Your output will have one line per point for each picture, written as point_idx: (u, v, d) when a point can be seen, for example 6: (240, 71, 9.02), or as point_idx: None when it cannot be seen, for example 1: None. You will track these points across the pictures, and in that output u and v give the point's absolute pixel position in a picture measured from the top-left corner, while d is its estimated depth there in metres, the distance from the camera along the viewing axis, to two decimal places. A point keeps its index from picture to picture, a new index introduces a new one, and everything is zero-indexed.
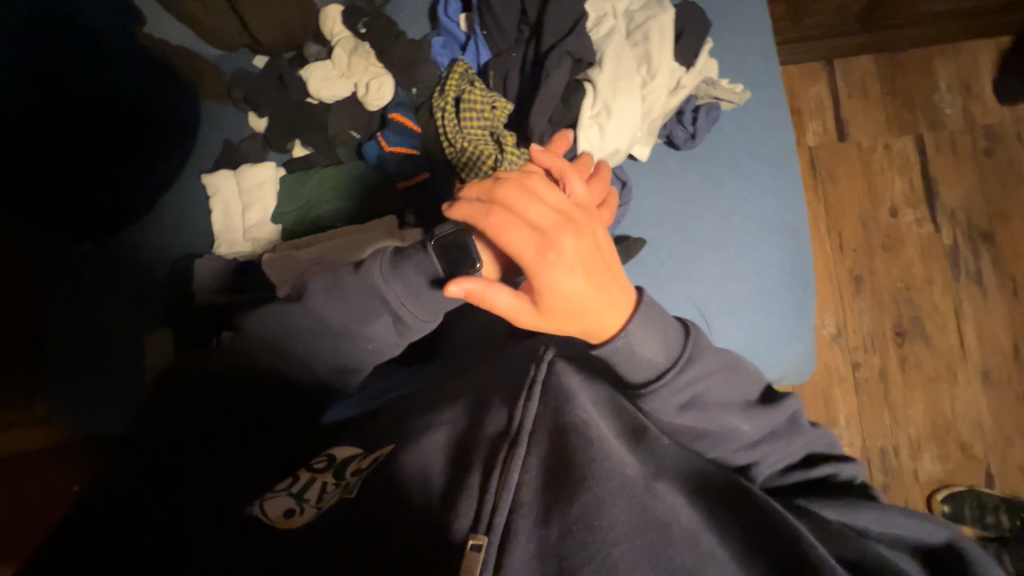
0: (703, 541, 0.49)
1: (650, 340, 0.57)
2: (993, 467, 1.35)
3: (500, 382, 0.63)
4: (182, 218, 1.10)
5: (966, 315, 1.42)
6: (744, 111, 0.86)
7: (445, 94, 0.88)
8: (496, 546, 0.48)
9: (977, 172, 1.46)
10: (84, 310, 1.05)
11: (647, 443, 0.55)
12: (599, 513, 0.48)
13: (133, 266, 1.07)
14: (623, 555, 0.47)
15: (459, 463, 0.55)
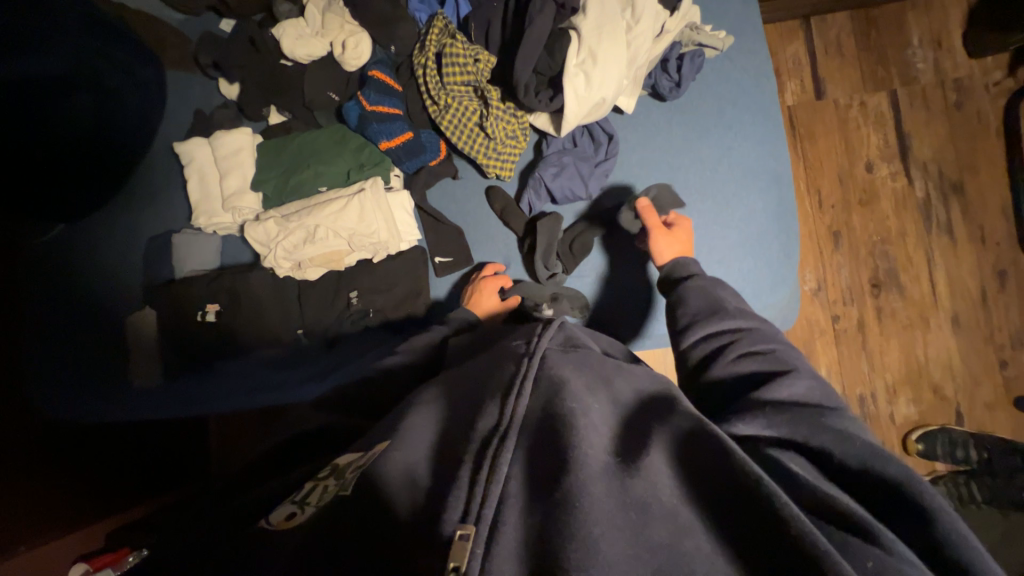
0: (681, 515, 0.43)
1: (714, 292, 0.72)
2: (962, 407, 1.43)
3: (487, 375, 0.58)
4: (158, 194, 1.07)
5: (937, 264, 1.47)
6: (728, 60, 0.86)
7: (425, 50, 0.86)
8: (484, 537, 0.42)
9: (948, 125, 1.50)
10: (67, 294, 1.03)
11: (633, 426, 0.52)
12: (584, 493, 0.43)
13: (111, 244, 1.06)
14: (606, 535, 0.41)
15: (450, 454, 0.50)
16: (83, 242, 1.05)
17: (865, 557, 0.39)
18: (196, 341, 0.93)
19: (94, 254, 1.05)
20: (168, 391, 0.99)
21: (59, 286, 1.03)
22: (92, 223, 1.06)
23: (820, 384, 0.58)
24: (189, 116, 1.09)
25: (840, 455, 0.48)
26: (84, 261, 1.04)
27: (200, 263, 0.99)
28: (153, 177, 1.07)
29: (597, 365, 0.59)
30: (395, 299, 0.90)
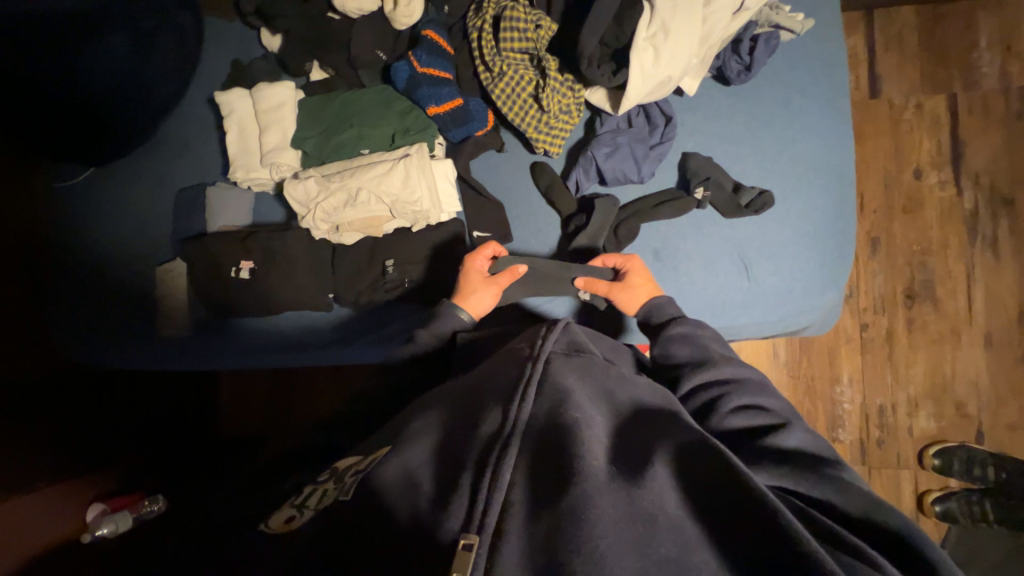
0: (686, 528, 0.45)
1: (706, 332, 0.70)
2: (984, 425, 1.41)
3: (489, 381, 0.59)
4: (191, 145, 1.06)
5: (977, 279, 1.43)
6: (800, 45, 0.82)
7: (482, 12, 0.82)
8: (488, 545, 0.43)
9: (1006, 135, 1.43)
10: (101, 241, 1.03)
11: (635, 437, 0.53)
12: (588, 505, 0.45)
13: (144, 194, 1.05)
14: (611, 549, 0.42)
15: (455, 456, 0.51)
16: (117, 189, 1.05)
17: None
18: (227, 296, 0.92)
19: (131, 201, 1.05)
20: (191, 344, 0.97)
21: (93, 233, 1.03)
22: (131, 170, 1.06)
23: (811, 432, 0.58)
24: (226, 65, 1.06)
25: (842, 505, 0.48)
26: (121, 208, 1.04)
27: (232, 219, 0.97)
28: (187, 127, 1.05)
29: (598, 375, 0.60)
30: (430, 271, 0.88)
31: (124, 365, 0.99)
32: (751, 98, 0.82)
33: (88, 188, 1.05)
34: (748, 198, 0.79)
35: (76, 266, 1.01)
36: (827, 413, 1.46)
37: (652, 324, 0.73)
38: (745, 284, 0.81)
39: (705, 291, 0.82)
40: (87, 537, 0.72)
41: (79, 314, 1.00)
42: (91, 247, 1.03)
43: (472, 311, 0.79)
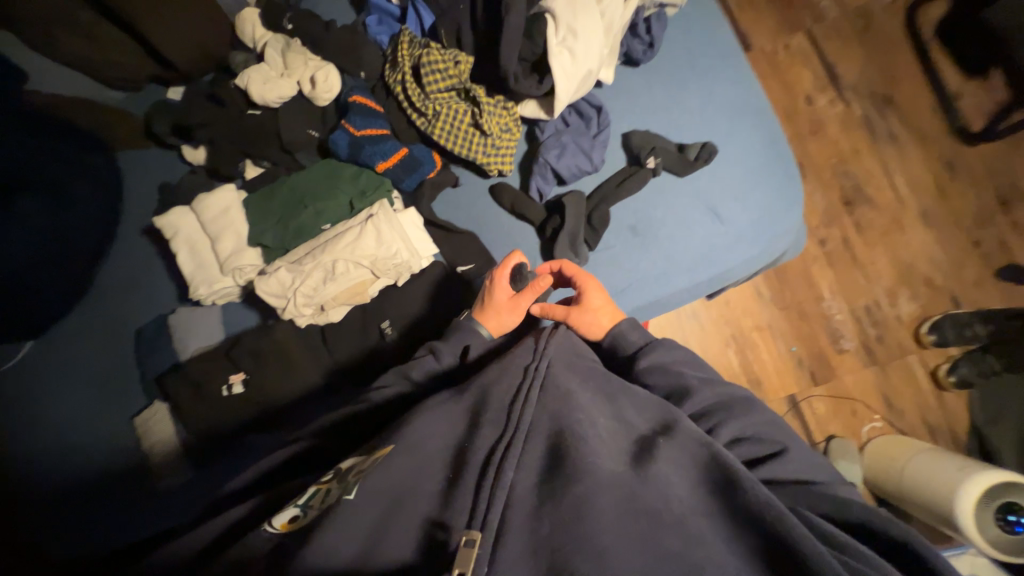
0: (692, 526, 0.46)
1: (683, 355, 0.70)
2: (956, 291, 1.52)
3: (489, 389, 0.60)
4: (139, 280, 1.01)
5: (894, 170, 1.59)
6: (685, 15, 0.91)
7: (400, 66, 0.86)
8: (489, 546, 0.44)
9: (863, 48, 1.64)
10: (69, 411, 0.95)
11: (636, 440, 0.55)
12: (591, 502, 0.46)
13: (105, 347, 0.98)
14: (615, 544, 0.43)
15: (460, 461, 0.52)
16: (73, 349, 0.98)
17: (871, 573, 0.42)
18: (223, 417, 0.86)
19: (95, 357, 0.98)
20: (196, 485, 0.87)
21: (58, 405, 0.95)
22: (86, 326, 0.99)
23: (806, 452, 0.62)
24: (156, 193, 1.03)
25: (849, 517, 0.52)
26: (85, 369, 0.97)
27: (205, 339, 0.92)
28: (133, 265, 1.01)
29: (600, 382, 0.62)
30: (429, 319, 0.86)
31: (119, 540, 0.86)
32: (664, 71, 0.90)
33: (42, 360, 0.97)
34: (695, 152, 0.86)
35: (54, 444, 0.93)
36: (825, 329, 1.53)
37: (618, 349, 0.72)
38: (721, 229, 0.85)
39: (688, 247, 0.86)
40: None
41: (62, 498, 0.89)
42: (62, 420, 0.94)
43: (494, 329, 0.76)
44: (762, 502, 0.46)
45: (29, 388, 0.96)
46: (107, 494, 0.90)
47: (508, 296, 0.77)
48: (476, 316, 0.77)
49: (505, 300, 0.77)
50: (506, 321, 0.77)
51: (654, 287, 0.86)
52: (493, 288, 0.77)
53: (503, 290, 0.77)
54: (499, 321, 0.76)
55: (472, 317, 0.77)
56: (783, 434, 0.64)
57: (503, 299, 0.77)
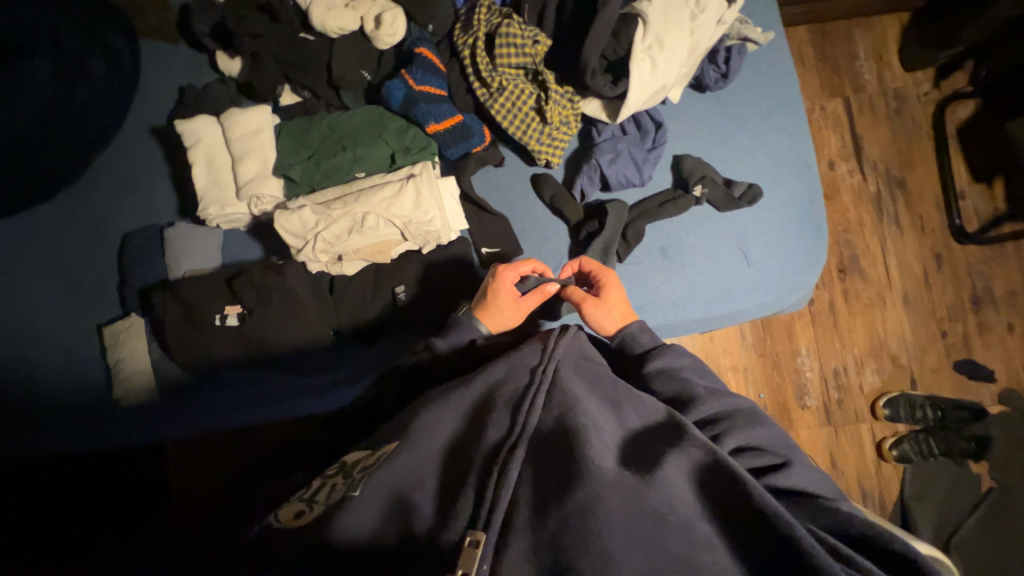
0: (694, 527, 0.52)
1: (689, 365, 0.72)
2: (917, 373, 1.63)
3: (493, 389, 0.62)
4: (137, 181, 0.93)
5: (889, 250, 1.68)
6: (760, 53, 0.92)
7: (474, 29, 0.82)
8: (495, 541, 0.49)
9: (890, 129, 1.71)
10: (40, 303, 0.89)
11: (641, 444, 0.59)
12: (595, 507, 0.51)
13: (87, 244, 0.91)
14: (618, 545, 0.49)
15: (466, 457, 0.56)
16: (54, 240, 0.91)
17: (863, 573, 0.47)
18: (207, 347, 0.82)
19: (76, 254, 0.91)
20: (169, 409, 0.83)
21: (28, 295, 0.89)
22: (74, 218, 0.92)
23: (807, 465, 0.65)
24: (175, 94, 0.95)
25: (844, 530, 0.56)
26: (64, 262, 0.90)
27: (200, 261, 0.86)
28: (131, 163, 0.93)
29: (608, 388, 0.63)
30: (445, 293, 0.83)
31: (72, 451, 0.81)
32: (727, 104, 0.90)
33: (19, 243, 0.90)
34: (740, 191, 0.87)
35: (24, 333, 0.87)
36: (794, 382, 1.61)
37: (627, 348, 0.73)
38: (746, 270, 0.87)
39: (712, 280, 0.87)
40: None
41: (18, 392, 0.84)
42: (34, 311, 0.88)
43: (491, 327, 0.75)
44: (765, 507, 0.50)
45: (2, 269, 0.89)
46: (69, 398, 0.85)
47: (512, 293, 0.76)
48: (477, 309, 0.76)
49: (508, 297, 0.76)
50: (507, 320, 0.76)
51: (671, 313, 0.87)
52: (495, 283, 0.76)
53: (506, 287, 0.77)
54: (500, 317, 0.76)
55: (472, 309, 0.76)
56: (785, 446, 0.67)
57: (507, 297, 0.76)
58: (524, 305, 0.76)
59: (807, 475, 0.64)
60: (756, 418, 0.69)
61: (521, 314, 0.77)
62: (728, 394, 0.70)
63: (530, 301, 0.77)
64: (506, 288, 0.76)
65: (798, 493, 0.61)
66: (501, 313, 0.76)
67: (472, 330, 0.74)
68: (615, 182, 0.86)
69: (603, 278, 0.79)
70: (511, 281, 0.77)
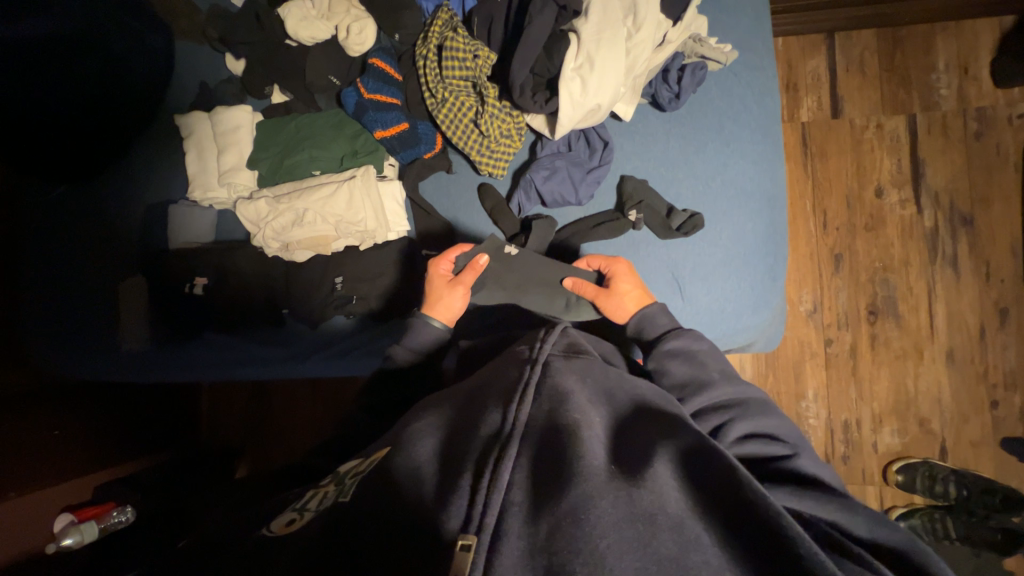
0: (687, 526, 0.42)
1: (706, 351, 0.69)
2: (948, 443, 1.36)
3: (490, 385, 0.57)
4: (139, 156, 1.05)
5: (937, 298, 1.38)
6: (731, 73, 0.85)
7: (427, 41, 0.86)
8: (486, 549, 0.41)
9: (965, 154, 1.39)
10: (51, 256, 1.03)
11: (638, 436, 0.51)
12: (587, 505, 0.42)
13: (95, 211, 1.04)
14: (612, 548, 0.40)
15: (454, 459, 0.49)
16: (67, 205, 1.04)
17: None
18: (185, 311, 0.98)
19: (74, 210, 1.04)
20: (160, 355, 1.00)
21: (40, 248, 1.03)
22: (87, 192, 1.04)
23: (814, 460, 0.60)
24: (195, 89, 1.05)
25: (850, 527, 0.50)
26: (72, 222, 1.04)
27: (195, 236, 0.98)
28: (143, 145, 1.05)
29: (599, 377, 0.58)
30: (377, 284, 0.92)
31: (100, 379, 1.01)
32: (684, 125, 0.85)
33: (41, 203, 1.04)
34: (680, 221, 0.83)
35: (26, 273, 1.02)
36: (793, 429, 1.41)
37: (645, 333, 0.73)
38: (678, 303, 0.84)
39: None
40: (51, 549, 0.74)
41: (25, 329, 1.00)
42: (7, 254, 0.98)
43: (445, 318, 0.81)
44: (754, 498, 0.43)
45: (31, 222, 1.04)
46: (77, 343, 1.00)
47: (442, 279, 0.83)
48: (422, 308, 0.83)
49: (440, 284, 0.82)
50: (453, 307, 0.81)
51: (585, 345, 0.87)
52: (429, 275, 0.83)
53: (439, 276, 0.83)
54: (444, 306, 0.81)
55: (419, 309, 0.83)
56: (799, 442, 0.62)
57: (441, 286, 0.82)
58: (458, 285, 0.81)
59: (817, 468, 0.59)
60: (768, 409, 0.65)
61: (463, 295, 0.81)
62: (743, 383, 0.67)
63: (466, 280, 0.81)
64: (434, 280, 0.83)
65: (808, 483, 0.55)
66: (446, 304, 0.81)
67: (430, 323, 0.80)
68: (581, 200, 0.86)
69: (614, 268, 0.78)
70: (441, 270, 0.83)
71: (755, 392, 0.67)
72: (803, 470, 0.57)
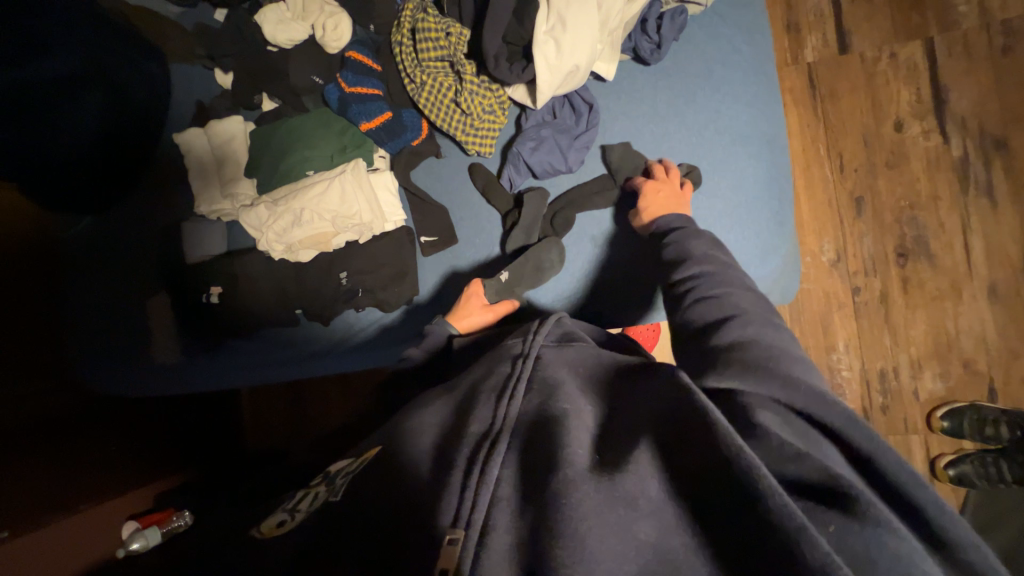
0: (669, 510, 0.41)
1: (697, 237, 0.68)
2: (997, 383, 1.27)
3: (480, 382, 0.57)
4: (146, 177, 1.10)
5: (973, 230, 1.29)
6: (714, 16, 0.83)
7: (401, 26, 0.86)
8: (474, 543, 0.41)
9: (991, 73, 1.29)
10: (72, 282, 1.08)
11: (626, 419, 0.49)
12: (568, 490, 0.42)
13: (111, 235, 1.09)
14: (593, 534, 0.39)
15: (446, 456, 0.49)
16: (84, 233, 1.10)
17: (828, 522, 0.38)
18: (206, 319, 1.02)
19: (92, 239, 1.09)
20: (189, 365, 1.05)
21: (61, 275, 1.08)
22: (104, 219, 1.10)
23: (777, 333, 0.54)
24: (193, 107, 1.09)
25: (788, 400, 0.47)
26: (90, 247, 1.09)
27: (208, 248, 1.02)
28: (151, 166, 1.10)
29: (590, 368, 0.57)
30: (378, 275, 0.92)
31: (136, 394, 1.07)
32: (669, 78, 0.83)
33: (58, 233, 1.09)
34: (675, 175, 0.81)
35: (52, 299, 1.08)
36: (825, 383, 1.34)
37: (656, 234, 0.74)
38: None
39: (640, 273, 0.84)
40: (121, 553, 0.75)
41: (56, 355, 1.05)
42: (22, 283, 1.02)
43: (461, 328, 0.80)
44: (732, 456, 0.38)
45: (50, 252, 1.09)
46: (111, 360, 1.07)
47: (476, 299, 0.83)
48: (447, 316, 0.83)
49: (473, 302, 0.83)
50: (476, 324, 0.81)
51: (594, 283, 0.86)
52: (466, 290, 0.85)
53: (475, 295, 0.84)
54: (471, 321, 0.81)
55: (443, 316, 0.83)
56: (757, 307, 0.58)
57: (475, 304, 0.83)
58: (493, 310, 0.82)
59: (776, 342, 0.53)
60: (749, 288, 0.61)
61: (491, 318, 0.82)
62: (724, 262, 0.64)
63: (499, 306, 0.83)
64: (472, 297, 0.83)
65: (747, 349, 0.52)
66: (470, 318, 0.81)
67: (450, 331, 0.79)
68: (571, 165, 0.84)
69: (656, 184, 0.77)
70: (479, 291, 0.84)
71: (738, 272, 0.63)
72: (747, 335, 0.54)
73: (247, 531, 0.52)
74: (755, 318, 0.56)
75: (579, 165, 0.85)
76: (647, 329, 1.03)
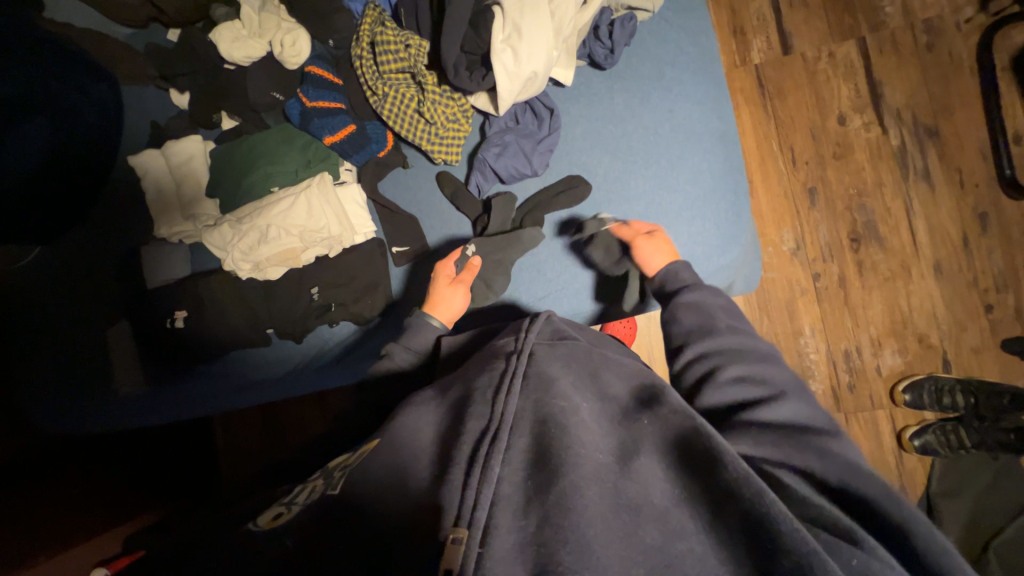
0: (673, 515, 0.43)
1: (715, 303, 0.68)
2: (950, 354, 1.35)
3: (475, 379, 0.56)
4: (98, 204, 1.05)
5: (916, 213, 1.38)
6: (662, 22, 0.88)
7: (360, 40, 0.87)
8: (477, 540, 0.41)
9: (919, 67, 1.39)
10: (23, 317, 1.03)
11: (625, 423, 0.51)
12: (574, 494, 0.43)
13: (64, 265, 1.04)
14: (599, 537, 0.41)
15: (444, 457, 0.49)
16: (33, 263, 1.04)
17: (851, 556, 0.40)
18: (172, 346, 0.98)
19: (43, 271, 1.04)
20: (153, 396, 1.00)
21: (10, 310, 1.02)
22: (55, 249, 1.05)
23: (806, 406, 0.58)
24: (146, 129, 1.04)
25: (821, 472, 0.50)
26: (41, 279, 1.04)
27: (171, 273, 0.98)
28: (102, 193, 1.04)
29: (583, 362, 0.57)
30: (350, 287, 0.92)
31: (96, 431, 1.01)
32: (624, 81, 0.87)
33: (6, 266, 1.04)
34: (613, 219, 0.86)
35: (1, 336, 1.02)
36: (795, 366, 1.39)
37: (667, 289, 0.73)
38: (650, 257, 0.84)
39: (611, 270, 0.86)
40: None
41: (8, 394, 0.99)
42: None
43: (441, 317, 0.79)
44: (738, 481, 0.43)
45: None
46: (65, 398, 1.00)
47: (445, 279, 0.82)
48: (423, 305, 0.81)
49: (443, 283, 0.82)
50: (455, 307, 0.80)
51: (574, 280, 0.87)
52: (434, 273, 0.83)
53: (444, 275, 0.82)
54: (448, 306, 0.80)
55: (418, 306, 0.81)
56: (788, 383, 0.60)
57: (443, 283, 0.82)
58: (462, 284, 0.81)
59: (807, 419, 0.56)
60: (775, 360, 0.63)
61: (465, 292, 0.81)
62: (748, 334, 0.65)
63: (465, 275, 0.82)
64: (439, 278, 0.82)
65: (783, 430, 0.54)
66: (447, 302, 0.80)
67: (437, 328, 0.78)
68: (535, 169, 0.86)
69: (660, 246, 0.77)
70: (445, 268, 0.83)
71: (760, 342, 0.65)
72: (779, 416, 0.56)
73: (243, 525, 0.53)
74: (787, 399, 0.57)
75: (545, 167, 0.87)
76: (624, 326, 1.04)
